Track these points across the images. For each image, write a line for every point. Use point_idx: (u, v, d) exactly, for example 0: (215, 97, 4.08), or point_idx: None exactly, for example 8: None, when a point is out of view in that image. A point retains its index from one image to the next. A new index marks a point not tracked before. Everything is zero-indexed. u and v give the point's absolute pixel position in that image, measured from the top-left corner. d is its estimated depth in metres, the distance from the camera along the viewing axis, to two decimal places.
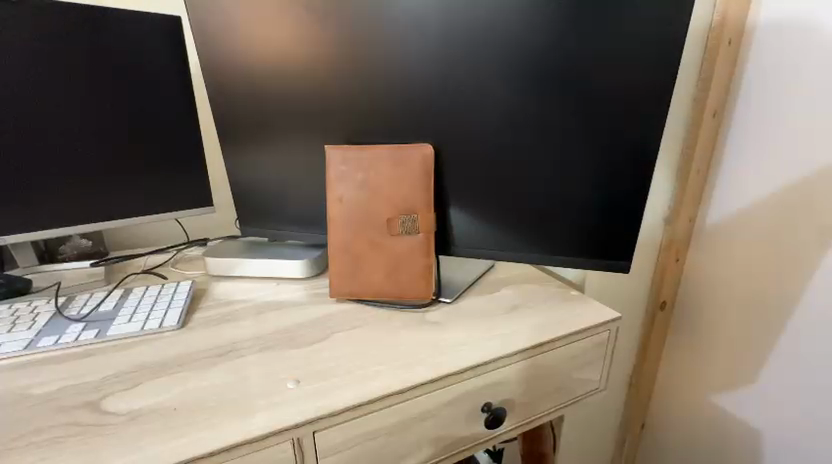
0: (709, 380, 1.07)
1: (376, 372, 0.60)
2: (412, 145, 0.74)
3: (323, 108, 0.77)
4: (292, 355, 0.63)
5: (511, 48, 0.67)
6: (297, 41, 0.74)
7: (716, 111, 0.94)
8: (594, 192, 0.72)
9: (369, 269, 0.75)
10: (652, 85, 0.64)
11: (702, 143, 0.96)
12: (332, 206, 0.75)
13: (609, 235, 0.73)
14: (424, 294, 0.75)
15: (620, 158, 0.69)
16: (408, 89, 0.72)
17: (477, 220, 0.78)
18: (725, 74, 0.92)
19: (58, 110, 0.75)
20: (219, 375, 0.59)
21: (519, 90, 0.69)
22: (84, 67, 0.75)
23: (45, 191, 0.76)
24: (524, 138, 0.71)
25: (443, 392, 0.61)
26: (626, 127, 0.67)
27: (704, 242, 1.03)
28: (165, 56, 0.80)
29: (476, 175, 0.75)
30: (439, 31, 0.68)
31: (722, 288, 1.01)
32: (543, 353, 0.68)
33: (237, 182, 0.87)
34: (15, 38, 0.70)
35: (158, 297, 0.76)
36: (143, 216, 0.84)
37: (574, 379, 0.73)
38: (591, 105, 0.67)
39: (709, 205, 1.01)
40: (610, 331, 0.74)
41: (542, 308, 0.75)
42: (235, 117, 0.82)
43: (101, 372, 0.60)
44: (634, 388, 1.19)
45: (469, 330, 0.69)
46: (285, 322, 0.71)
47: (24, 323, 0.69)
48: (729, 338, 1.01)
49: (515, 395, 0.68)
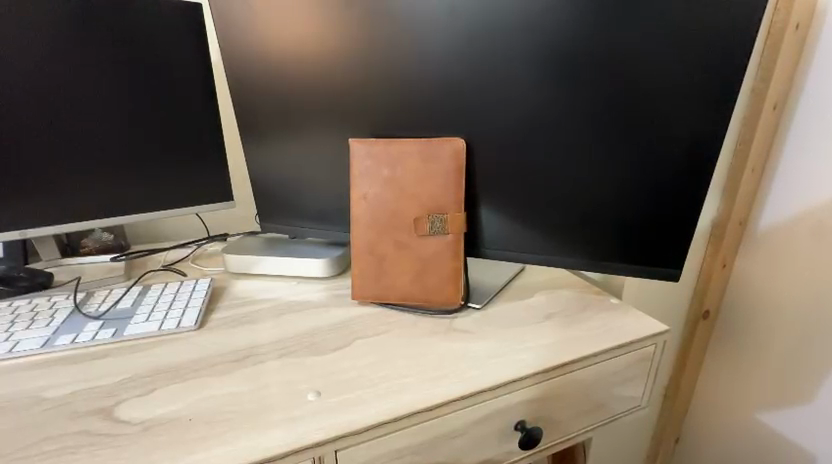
0: (756, 396, 0.98)
1: (402, 385, 0.55)
2: (442, 139, 0.69)
3: (342, 107, 0.73)
4: (313, 363, 0.59)
5: (547, 38, 0.61)
6: (316, 28, 0.70)
7: (776, 104, 0.85)
8: (642, 192, 0.65)
9: (394, 272, 0.71)
10: (716, 76, 0.57)
11: (759, 138, 0.87)
12: (356, 204, 0.71)
13: (659, 240, 0.67)
14: (453, 298, 0.70)
15: (675, 157, 0.62)
16: (434, 77, 0.67)
17: (510, 220, 0.72)
18: (789, 63, 0.83)
19: (78, 102, 0.73)
20: (237, 382, 0.56)
21: (560, 81, 0.63)
22: (104, 57, 0.73)
23: (67, 184, 0.75)
24: (563, 134, 0.65)
25: (475, 408, 0.56)
26: (683, 122, 0.60)
27: (756, 246, 0.95)
28: (183, 45, 0.77)
29: (509, 173, 0.69)
30: (470, 15, 0.62)
31: (774, 297, 0.92)
32: (582, 368, 0.62)
33: (256, 177, 0.84)
34: (34, 29, 0.68)
35: (176, 295, 0.73)
36: (163, 210, 0.82)
37: (615, 396, 0.67)
38: (644, 97, 0.60)
39: (763, 206, 0.93)
40: (656, 344, 0.68)
41: (580, 318, 0.69)
42: (252, 108, 0.79)
43: (116, 374, 0.57)
44: (669, 399, 1.12)
45: (501, 339, 0.64)
46: (306, 325, 0.67)
47: (43, 320, 0.67)
48: (780, 352, 0.93)
49: (550, 412, 0.62)
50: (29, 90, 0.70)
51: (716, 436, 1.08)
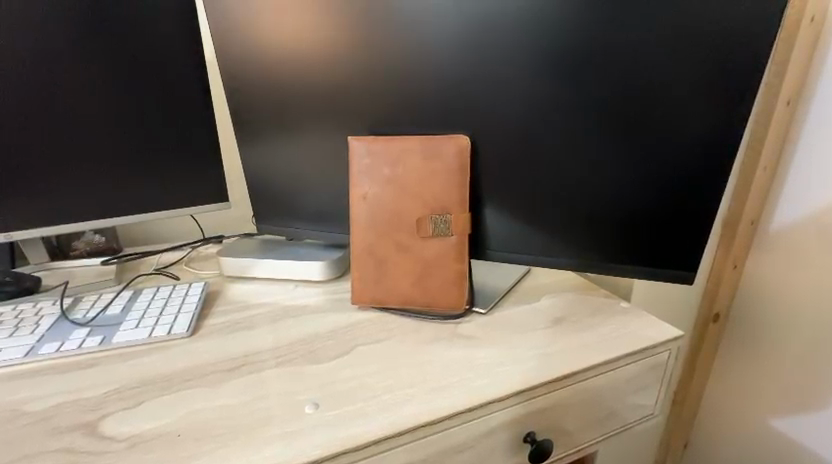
0: (769, 401, 0.96)
1: (406, 396, 0.52)
2: (445, 136, 0.66)
3: (342, 104, 0.70)
4: (311, 372, 0.56)
5: (557, 29, 0.58)
6: (315, 22, 0.66)
7: (789, 100, 0.83)
8: (653, 192, 0.62)
9: (396, 274, 0.68)
10: (736, 70, 0.54)
11: (773, 135, 0.85)
12: (355, 204, 0.68)
13: (673, 242, 0.64)
14: (457, 302, 0.67)
15: (691, 155, 0.59)
16: (438, 72, 0.64)
17: (515, 221, 0.69)
18: (803, 59, 0.80)
19: (64, 98, 0.70)
20: (231, 394, 0.52)
21: (567, 75, 0.59)
22: (91, 51, 0.69)
23: (54, 185, 0.72)
24: (573, 132, 0.62)
25: (482, 420, 0.53)
26: (701, 119, 0.57)
27: (768, 247, 0.92)
28: (176, 39, 0.73)
29: (515, 171, 0.66)
30: (477, 6, 0.59)
31: (789, 301, 0.89)
32: (594, 376, 0.59)
33: (253, 177, 0.81)
34: (18, 20, 0.65)
35: (168, 300, 0.70)
36: (155, 212, 0.79)
37: (628, 405, 0.64)
38: (658, 92, 0.57)
39: (776, 206, 0.90)
40: (670, 351, 0.65)
41: (590, 323, 0.66)
42: (248, 108, 0.76)
43: (103, 385, 0.54)
44: (678, 405, 1.09)
45: (508, 346, 0.61)
46: (305, 331, 0.64)
47: (27, 327, 0.64)
48: (796, 358, 0.90)
49: (561, 422, 0.59)
50: (14, 86, 0.67)
51: (727, 441, 1.05)
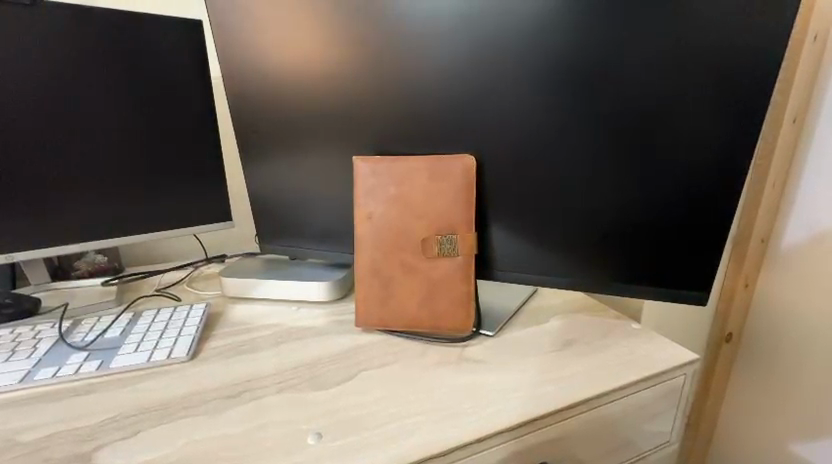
0: (787, 425, 0.92)
1: (413, 425, 0.50)
2: (451, 156, 0.65)
3: (345, 122, 0.70)
4: (315, 399, 0.54)
5: (563, 50, 0.58)
6: (319, 42, 0.67)
7: (796, 117, 0.83)
8: (663, 211, 0.61)
9: (401, 296, 0.66)
10: (743, 91, 0.54)
11: (779, 152, 0.84)
12: (359, 224, 0.67)
13: (684, 262, 0.62)
14: (464, 324, 0.65)
15: (697, 171, 0.58)
16: (442, 91, 0.64)
17: (521, 240, 0.68)
18: (807, 76, 0.80)
19: (71, 119, 0.70)
20: (232, 423, 0.51)
21: (569, 92, 0.59)
22: (100, 74, 0.70)
23: (56, 207, 0.71)
24: (578, 150, 0.61)
25: (492, 451, 0.51)
26: (708, 138, 0.56)
27: (780, 266, 0.90)
28: (185, 63, 0.75)
29: (521, 191, 0.65)
30: (482, 28, 0.60)
31: (805, 321, 0.87)
32: (608, 403, 0.57)
33: (256, 195, 0.80)
34: (26, 42, 0.65)
35: (169, 322, 0.69)
36: (159, 232, 0.78)
37: (643, 432, 0.62)
38: (659, 109, 0.57)
39: (787, 222, 0.88)
40: (686, 375, 0.62)
41: (601, 345, 0.65)
42: (252, 127, 0.76)
43: (100, 413, 0.53)
44: (692, 429, 1.06)
45: (518, 370, 0.59)
46: (308, 354, 0.63)
47: (24, 351, 0.63)
48: (820, 380, 0.85)
49: (574, 451, 0.57)
50: (18, 106, 0.67)
51: None
